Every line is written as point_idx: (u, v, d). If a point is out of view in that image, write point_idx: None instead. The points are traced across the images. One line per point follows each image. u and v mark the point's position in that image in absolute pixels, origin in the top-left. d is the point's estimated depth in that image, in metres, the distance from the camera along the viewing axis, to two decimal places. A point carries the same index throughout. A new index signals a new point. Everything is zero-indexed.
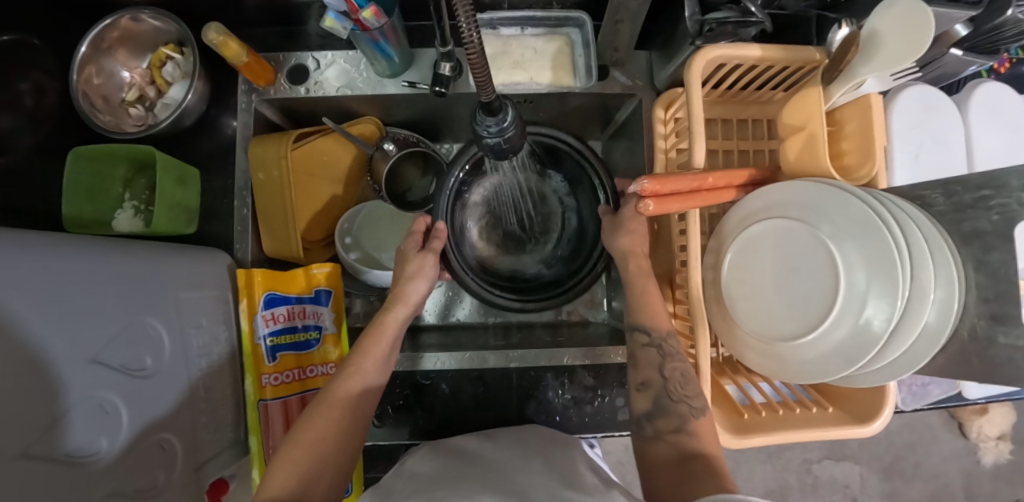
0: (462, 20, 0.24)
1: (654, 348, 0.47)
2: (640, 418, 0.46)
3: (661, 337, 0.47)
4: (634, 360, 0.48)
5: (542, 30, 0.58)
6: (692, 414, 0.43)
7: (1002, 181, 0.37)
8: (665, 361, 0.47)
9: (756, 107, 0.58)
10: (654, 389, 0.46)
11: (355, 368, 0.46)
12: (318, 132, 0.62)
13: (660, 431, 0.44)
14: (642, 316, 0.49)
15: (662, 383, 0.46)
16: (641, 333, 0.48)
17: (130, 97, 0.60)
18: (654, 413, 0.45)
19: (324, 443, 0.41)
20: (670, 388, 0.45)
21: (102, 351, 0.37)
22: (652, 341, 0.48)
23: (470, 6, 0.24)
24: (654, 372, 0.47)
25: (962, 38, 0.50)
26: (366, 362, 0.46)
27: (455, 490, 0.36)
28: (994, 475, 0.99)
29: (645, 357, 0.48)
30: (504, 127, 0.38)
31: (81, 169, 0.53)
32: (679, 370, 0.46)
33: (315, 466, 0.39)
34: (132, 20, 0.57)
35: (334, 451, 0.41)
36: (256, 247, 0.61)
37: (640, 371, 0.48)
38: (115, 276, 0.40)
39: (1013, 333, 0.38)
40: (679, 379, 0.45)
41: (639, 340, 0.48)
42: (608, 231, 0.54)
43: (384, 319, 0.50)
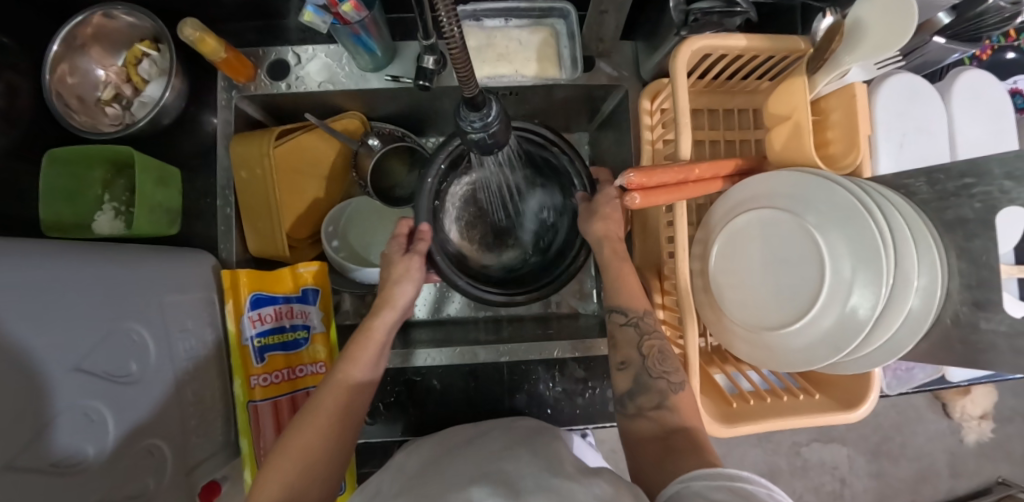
0: (442, 14, 0.24)
1: (631, 328, 0.48)
2: (622, 397, 0.46)
3: (639, 317, 0.48)
4: (612, 340, 0.48)
5: (526, 22, 0.57)
6: (671, 390, 0.43)
7: (983, 169, 0.37)
8: (643, 339, 0.47)
9: (743, 96, 0.58)
10: (634, 368, 0.46)
11: (346, 370, 0.45)
12: (301, 128, 0.61)
13: (642, 409, 0.44)
14: (632, 298, 0.49)
15: (640, 362, 0.46)
16: (619, 314, 0.49)
17: (106, 96, 0.58)
18: (635, 390, 0.45)
19: (319, 446, 0.41)
20: (649, 366, 0.45)
21: (86, 358, 0.36)
22: (629, 320, 0.48)
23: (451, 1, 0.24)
24: (632, 351, 0.47)
25: (945, 26, 0.50)
26: (354, 368, 0.46)
27: (444, 484, 0.36)
28: (976, 452, 1.02)
29: (623, 337, 0.48)
30: (487, 122, 0.37)
31: (58, 172, 0.52)
32: (657, 347, 0.46)
33: (303, 477, 0.39)
34: (105, 16, 0.55)
35: (325, 457, 0.41)
36: (241, 247, 0.60)
37: (619, 351, 0.48)
38: (96, 281, 0.39)
39: (994, 319, 0.38)
40: (657, 356, 0.46)
41: (617, 321, 0.49)
42: (584, 219, 0.55)
43: (371, 325, 0.49)
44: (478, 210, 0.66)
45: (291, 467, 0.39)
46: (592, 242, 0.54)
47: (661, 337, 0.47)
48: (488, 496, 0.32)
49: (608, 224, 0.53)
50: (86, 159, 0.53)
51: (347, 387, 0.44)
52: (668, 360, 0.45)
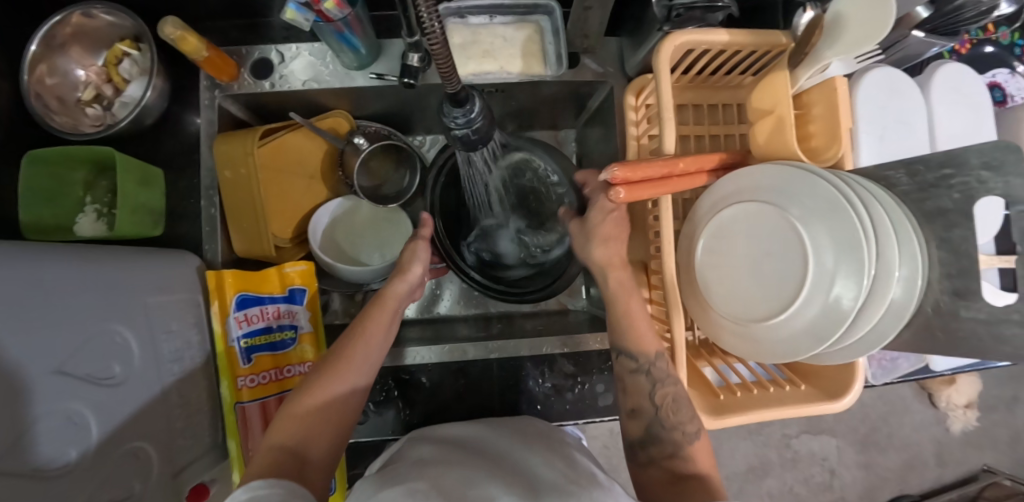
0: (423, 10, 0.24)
1: (642, 375, 0.47)
2: (634, 443, 0.48)
3: (649, 362, 0.47)
4: (623, 386, 0.48)
5: (511, 18, 0.57)
6: (686, 440, 0.45)
7: (961, 160, 0.38)
8: (655, 389, 0.46)
9: (726, 92, 0.58)
10: (646, 416, 0.47)
11: (361, 331, 0.45)
12: (285, 127, 0.61)
13: (654, 458, 0.46)
14: (638, 342, 0.47)
15: (653, 412, 0.46)
16: (627, 359, 0.48)
17: (87, 96, 0.57)
18: (647, 439, 0.47)
19: (329, 397, 0.40)
20: (662, 417, 0.46)
21: (68, 361, 0.36)
22: (639, 367, 0.47)
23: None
24: (643, 400, 0.47)
25: (924, 20, 0.51)
26: (371, 327, 0.46)
27: (459, 475, 0.34)
28: (961, 441, 1.03)
29: (633, 383, 0.48)
30: (471, 118, 0.37)
31: (37, 173, 0.51)
32: (671, 396, 0.46)
33: (316, 420, 0.39)
34: (84, 15, 0.54)
35: (339, 403, 0.41)
36: (226, 248, 0.59)
37: (629, 398, 0.48)
38: (77, 283, 0.39)
39: (974, 307, 0.39)
40: (670, 405, 0.46)
41: (626, 366, 0.48)
42: (582, 241, 0.51)
43: (386, 291, 0.49)
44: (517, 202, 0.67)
45: (308, 411, 0.39)
46: (594, 269, 0.51)
47: (678, 385, 0.46)
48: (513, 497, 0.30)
49: (608, 250, 0.49)
50: (66, 160, 0.52)
51: (363, 346, 0.44)
52: (683, 408, 0.46)
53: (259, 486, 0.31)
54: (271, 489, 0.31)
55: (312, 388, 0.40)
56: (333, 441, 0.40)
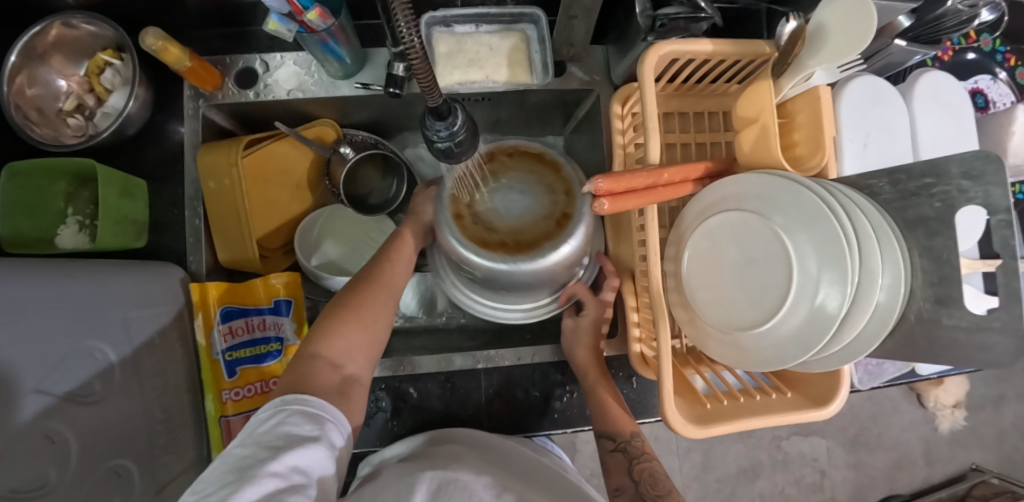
0: (401, 23, 0.23)
1: (620, 453, 0.51)
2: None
3: (626, 442, 0.51)
4: (605, 466, 0.52)
5: (496, 27, 0.57)
6: None
7: (942, 169, 0.38)
8: (633, 464, 0.51)
9: (711, 99, 0.59)
10: (629, 494, 0.49)
11: (388, 263, 0.52)
12: (272, 136, 0.60)
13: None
14: (618, 422, 0.52)
15: (634, 488, 0.49)
16: (607, 440, 0.52)
17: (68, 107, 0.56)
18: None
19: (362, 316, 0.46)
20: (641, 491, 0.49)
21: (44, 380, 0.35)
22: (618, 445, 0.52)
23: (409, 9, 0.23)
24: (625, 478, 0.50)
25: (906, 29, 0.51)
26: (397, 258, 0.54)
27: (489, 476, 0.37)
28: (950, 440, 1.04)
29: (613, 463, 0.51)
30: (454, 131, 0.37)
31: (16, 186, 0.50)
32: (648, 471, 0.50)
33: (355, 336, 0.44)
34: (64, 25, 0.54)
35: (375, 320, 0.47)
36: (211, 258, 0.59)
37: (612, 477, 0.52)
38: (51, 300, 0.38)
39: (955, 315, 0.39)
40: (649, 480, 0.50)
41: (608, 447, 0.52)
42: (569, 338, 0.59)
43: (405, 230, 0.57)
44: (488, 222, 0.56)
45: (345, 329, 0.44)
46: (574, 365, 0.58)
47: (649, 460, 0.51)
48: None
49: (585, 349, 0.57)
50: (47, 172, 0.52)
51: (388, 277, 0.51)
52: (659, 484, 0.49)
53: (307, 401, 0.36)
54: (311, 406, 0.35)
55: (346, 310, 0.45)
56: (367, 360, 0.45)
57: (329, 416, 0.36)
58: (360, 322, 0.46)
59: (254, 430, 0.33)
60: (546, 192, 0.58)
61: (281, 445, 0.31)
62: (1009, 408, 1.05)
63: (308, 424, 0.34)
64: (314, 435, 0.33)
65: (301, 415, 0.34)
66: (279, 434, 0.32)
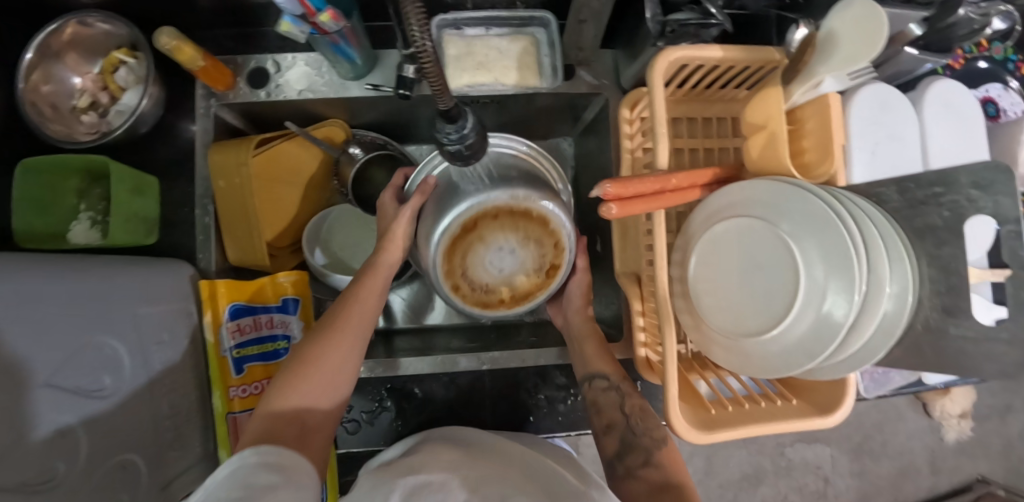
0: (415, 26, 0.23)
1: (613, 392, 0.51)
2: (611, 459, 0.47)
3: (618, 381, 0.52)
4: (596, 407, 0.51)
5: (506, 30, 0.57)
6: (656, 446, 0.46)
7: (952, 179, 0.38)
8: (625, 400, 0.50)
9: (720, 104, 0.59)
10: (619, 430, 0.48)
11: (354, 297, 0.50)
12: (281, 136, 0.60)
13: (631, 468, 0.45)
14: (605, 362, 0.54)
15: (624, 421, 0.48)
16: (600, 380, 0.52)
17: (82, 104, 0.57)
18: (623, 449, 0.46)
19: (322, 367, 0.43)
20: (632, 425, 0.48)
21: (55, 374, 0.36)
22: (611, 384, 0.52)
23: (422, 12, 0.23)
24: (616, 414, 0.49)
25: (917, 37, 0.51)
26: (364, 292, 0.50)
27: (493, 478, 0.37)
28: (956, 450, 1.04)
29: (606, 402, 0.51)
30: (464, 134, 0.37)
31: (29, 181, 0.51)
32: (638, 407, 0.50)
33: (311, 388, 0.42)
34: (80, 23, 0.54)
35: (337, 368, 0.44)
36: (220, 256, 0.59)
37: (604, 415, 0.50)
38: (63, 296, 0.38)
39: (962, 325, 0.39)
40: (639, 415, 0.49)
41: (598, 386, 0.52)
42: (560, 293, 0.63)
43: (377, 260, 0.54)
44: (484, 282, 0.51)
45: (306, 386, 0.42)
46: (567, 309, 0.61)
47: (639, 398, 0.51)
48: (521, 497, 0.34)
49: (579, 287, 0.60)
50: (60, 168, 0.52)
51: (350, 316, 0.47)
52: (647, 418, 0.49)
53: (267, 453, 0.33)
54: (274, 458, 0.33)
55: (300, 362, 0.43)
56: (328, 410, 0.43)
57: (289, 465, 0.34)
58: (322, 376, 0.43)
59: (211, 488, 0.29)
60: (535, 245, 0.51)
61: (248, 493, 0.28)
62: (1016, 418, 1.04)
63: (269, 474, 0.31)
64: (279, 483, 0.31)
65: (261, 465, 0.32)
66: (242, 484, 0.29)
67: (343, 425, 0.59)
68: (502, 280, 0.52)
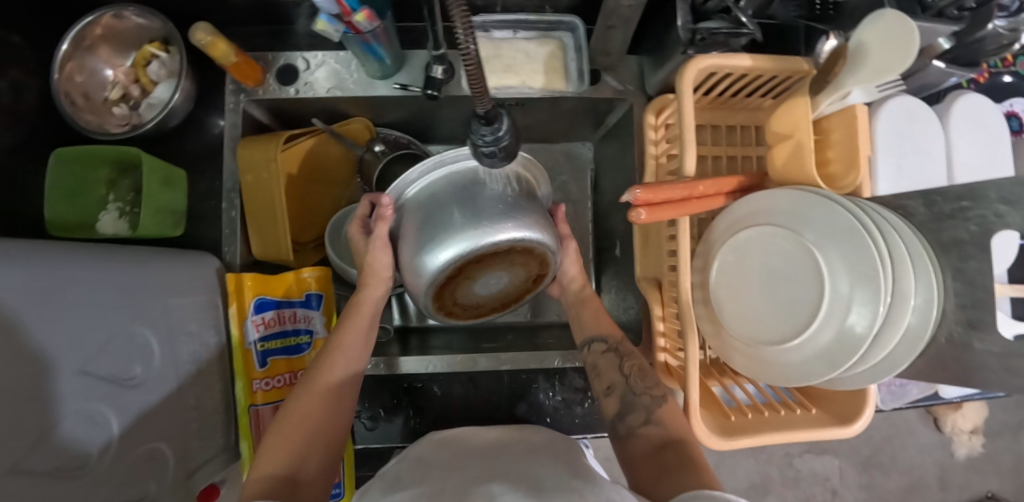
0: (457, 25, 0.23)
1: (611, 353, 0.52)
2: (613, 420, 0.47)
3: (617, 342, 0.53)
4: (595, 369, 0.52)
5: (534, 34, 0.57)
6: (655, 404, 0.46)
7: (980, 193, 0.38)
8: (624, 361, 0.51)
9: (745, 113, 0.59)
10: (620, 390, 0.49)
11: (337, 345, 0.48)
12: (307, 133, 0.60)
13: (633, 427, 0.45)
14: (607, 328, 0.55)
15: (624, 382, 0.49)
16: (599, 343, 0.53)
17: (114, 96, 0.58)
18: (624, 410, 0.47)
19: (311, 423, 0.42)
20: (632, 384, 0.49)
21: (91, 361, 0.36)
22: (610, 346, 0.53)
23: (464, 9, 0.22)
24: (616, 375, 0.50)
25: (945, 50, 0.51)
26: (347, 337, 0.49)
27: (522, 463, 0.37)
28: (966, 466, 1.03)
29: (605, 363, 0.52)
30: (499, 136, 0.37)
31: (63, 171, 0.52)
32: (637, 367, 0.50)
33: (303, 444, 0.40)
34: (115, 16, 0.55)
35: (327, 423, 0.43)
36: (245, 249, 0.60)
37: (604, 376, 0.51)
38: (101, 284, 0.39)
39: (987, 340, 0.39)
40: (638, 374, 0.50)
41: (597, 348, 0.53)
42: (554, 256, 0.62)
43: (359, 299, 0.51)
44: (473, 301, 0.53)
45: (295, 443, 0.40)
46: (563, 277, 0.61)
47: (639, 358, 0.52)
48: (513, 491, 0.32)
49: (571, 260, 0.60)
50: (93, 159, 0.53)
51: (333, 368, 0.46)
52: (646, 377, 0.50)
53: None
54: None
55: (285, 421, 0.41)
56: (321, 465, 0.41)
57: None
58: (310, 432, 0.41)
59: None
60: (520, 267, 0.50)
61: None
62: None
63: None
64: None
65: None
66: None
67: (362, 420, 0.60)
68: (490, 298, 0.53)
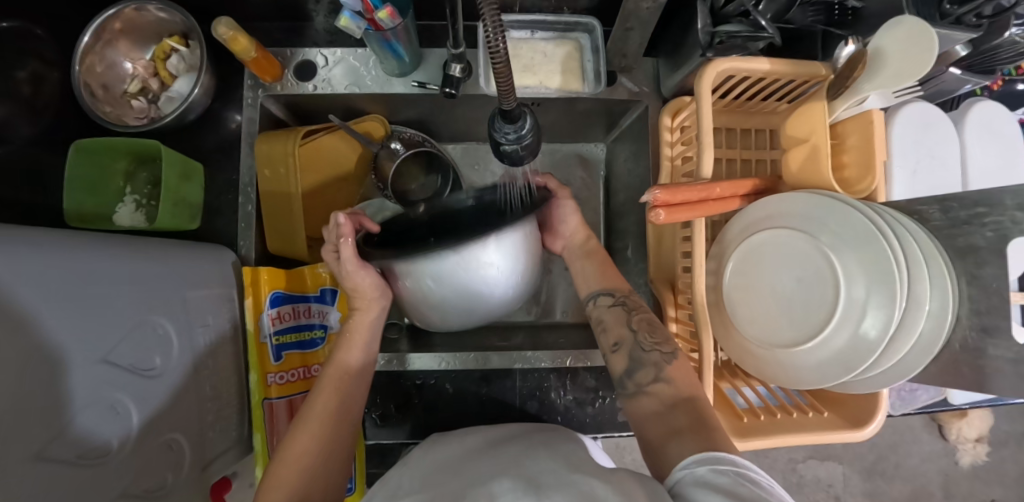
0: (488, 25, 0.26)
1: (618, 307, 0.51)
2: (620, 377, 0.46)
3: (624, 297, 0.52)
4: (602, 324, 0.50)
5: (552, 34, 0.58)
6: (664, 361, 0.44)
7: (995, 199, 0.39)
8: (631, 315, 0.50)
9: (759, 117, 0.59)
10: (626, 346, 0.47)
11: (332, 375, 0.46)
12: (324, 128, 0.61)
13: (639, 385, 0.44)
14: (614, 283, 0.54)
15: (631, 337, 0.48)
16: (607, 297, 0.53)
17: (133, 88, 0.58)
18: (630, 367, 0.45)
19: (312, 460, 0.40)
20: (640, 340, 0.47)
21: (113, 350, 0.36)
22: (616, 300, 0.52)
23: (496, 9, 0.26)
24: (623, 329, 0.49)
25: (961, 57, 0.52)
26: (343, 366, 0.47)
27: (538, 462, 0.38)
28: (970, 475, 1.03)
29: (612, 317, 0.50)
30: (521, 134, 0.38)
31: (83, 162, 0.52)
32: (646, 321, 0.49)
33: (305, 481, 0.39)
34: (136, 10, 0.56)
35: (326, 458, 0.41)
36: (260, 245, 0.60)
37: (611, 332, 0.49)
38: (125, 274, 0.39)
39: (1001, 345, 0.39)
40: (647, 328, 0.48)
41: (604, 303, 0.52)
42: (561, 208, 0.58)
43: (352, 326, 0.50)
44: None
45: (292, 482, 0.38)
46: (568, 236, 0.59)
47: (647, 312, 0.50)
48: (526, 490, 0.32)
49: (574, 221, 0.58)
50: (113, 150, 0.53)
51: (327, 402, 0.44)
52: (655, 331, 0.48)
53: None
54: None
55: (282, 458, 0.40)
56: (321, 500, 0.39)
57: None
58: (307, 469, 0.40)
59: None
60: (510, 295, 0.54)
61: None
62: None
63: None
64: None
65: None
66: None
67: (372, 416, 0.60)
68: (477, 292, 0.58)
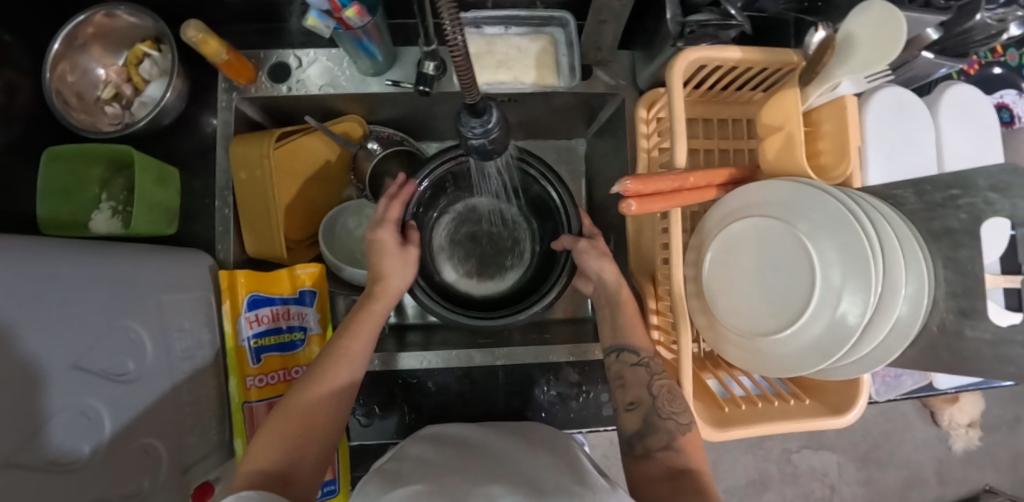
0: (445, 20, 0.23)
1: (641, 367, 0.50)
2: (631, 437, 0.48)
3: (649, 357, 0.50)
4: (622, 380, 0.50)
5: (525, 29, 0.58)
6: (679, 431, 0.45)
7: (969, 181, 0.38)
8: (653, 380, 0.49)
9: (736, 107, 0.59)
10: (644, 408, 0.47)
11: (343, 348, 0.46)
12: (300, 131, 0.60)
13: (649, 450, 0.46)
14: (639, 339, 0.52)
15: (650, 402, 0.47)
16: (630, 354, 0.51)
17: (106, 95, 0.58)
18: (643, 430, 0.46)
19: (308, 422, 0.41)
20: (659, 406, 0.47)
21: (83, 357, 0.36)
22: (640, 360, 0.51)
23: (453, 5, 0.23)
24: (643, 391, 0.49)
25: (933, 42, 0.52)
26: (354, 343, 0.47)
27: (516, 466, 0.37)
28: (964, 460, 1.03)
29: (634, 377, 0.50)
30: (488, 128, 0.37)
31: (56, 170, 0.52)
32: (667, 388, 0.47)
33: (298, 441, 0.40)
34: (106, 16, 0.55)
35: (325, 425, 0.42)
36: (239, 247, 0.60)
37: (629, 391, 0.49)
38: (95, 279, 0.39)
39: (979, 327, 0.39)
40: (667, 396, 0.47)
41: (627, 360, 0.51)
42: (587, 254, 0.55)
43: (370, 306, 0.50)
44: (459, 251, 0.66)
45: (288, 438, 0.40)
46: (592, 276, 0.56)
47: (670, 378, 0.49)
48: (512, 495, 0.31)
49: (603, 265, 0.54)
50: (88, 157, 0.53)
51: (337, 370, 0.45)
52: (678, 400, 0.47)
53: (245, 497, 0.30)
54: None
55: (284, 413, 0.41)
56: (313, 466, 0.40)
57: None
58: (305, 428, 0.41)
59: None
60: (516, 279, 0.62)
61: None
62: None
63: None
64: None
65: None
66: None
67: (357, 417, 0.60)
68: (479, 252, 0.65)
